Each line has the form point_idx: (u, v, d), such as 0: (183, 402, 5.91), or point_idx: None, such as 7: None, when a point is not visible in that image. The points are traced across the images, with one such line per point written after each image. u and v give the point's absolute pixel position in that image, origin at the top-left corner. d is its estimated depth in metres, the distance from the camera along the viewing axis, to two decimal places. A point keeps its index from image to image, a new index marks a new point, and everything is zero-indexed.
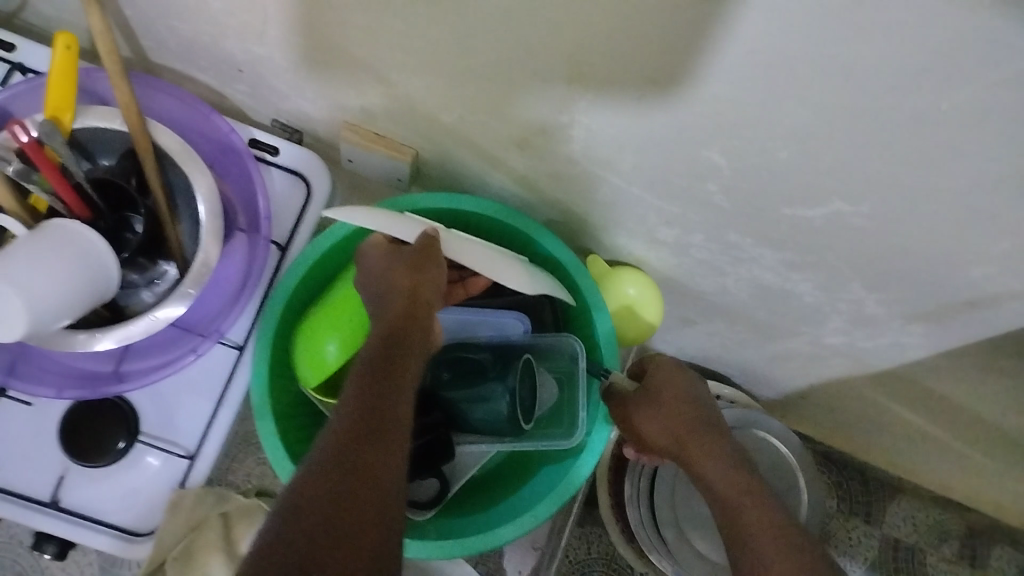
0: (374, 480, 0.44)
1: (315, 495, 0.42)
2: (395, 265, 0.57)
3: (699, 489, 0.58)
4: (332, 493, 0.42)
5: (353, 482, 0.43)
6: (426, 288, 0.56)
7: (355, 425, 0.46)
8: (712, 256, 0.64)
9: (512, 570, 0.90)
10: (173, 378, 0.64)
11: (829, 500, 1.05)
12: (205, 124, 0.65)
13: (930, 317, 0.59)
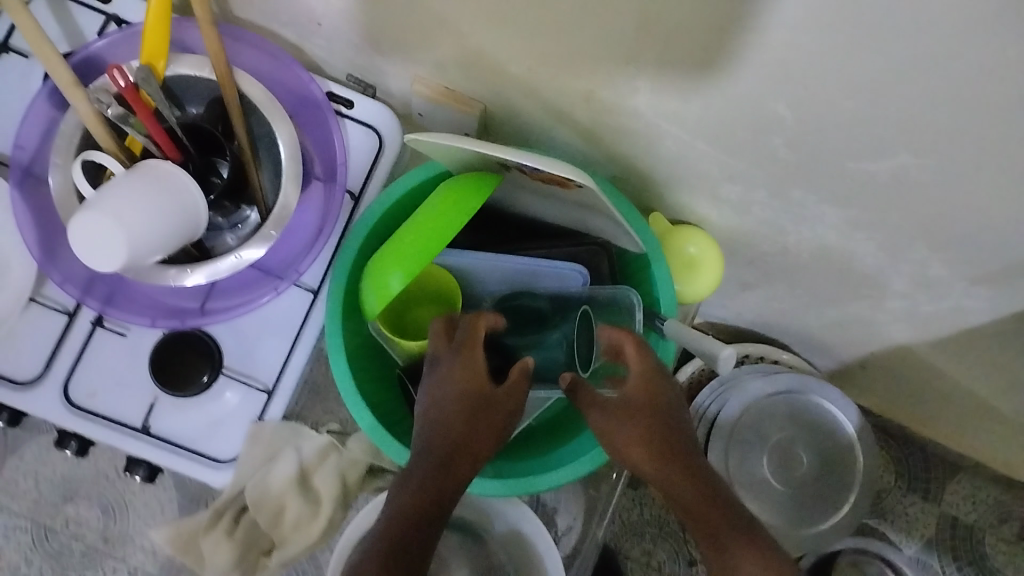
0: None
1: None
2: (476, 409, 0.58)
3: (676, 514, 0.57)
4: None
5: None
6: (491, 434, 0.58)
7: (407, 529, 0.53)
8: (773, 214, 0.65)
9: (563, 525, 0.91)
10: (254, 318, 0.68)
11: (886, 474, 1.06)
12: (287, 76, 0.68)
13: (995, 277, 0.59)
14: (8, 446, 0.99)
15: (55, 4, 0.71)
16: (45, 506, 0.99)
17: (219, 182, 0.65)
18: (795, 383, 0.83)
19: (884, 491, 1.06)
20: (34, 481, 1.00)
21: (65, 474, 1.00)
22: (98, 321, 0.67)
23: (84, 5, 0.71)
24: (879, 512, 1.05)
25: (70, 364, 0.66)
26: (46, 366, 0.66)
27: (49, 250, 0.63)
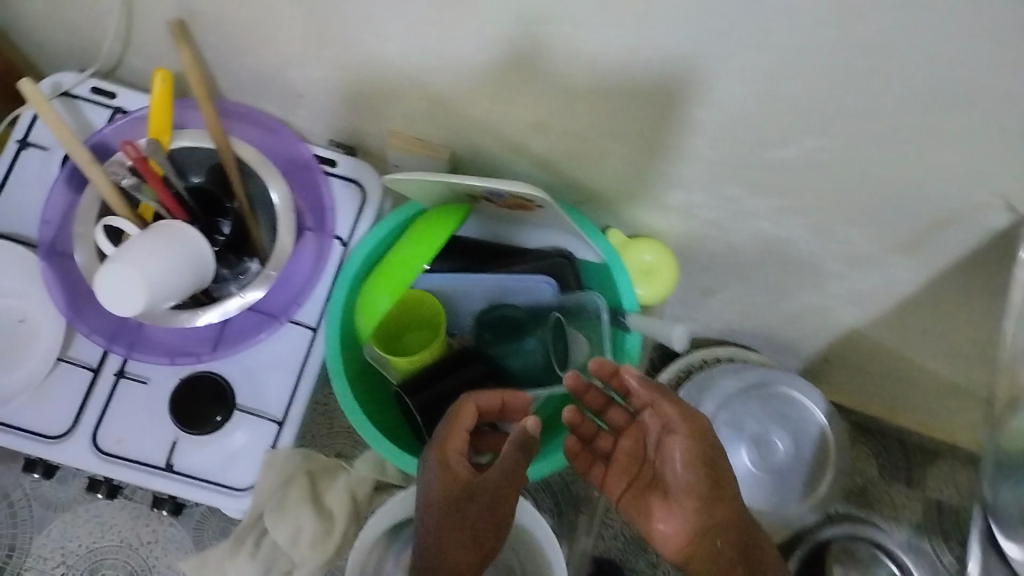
0: None
1: None
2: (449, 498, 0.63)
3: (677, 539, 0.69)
4: None
5: None
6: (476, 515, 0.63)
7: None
8: (713, 215, 0.73)
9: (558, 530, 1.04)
10: (261, 357, 0.75)
11: (869, 467, 1.12)
12: (278, 142, 0.77)
13: (908, 246, 0.66)
14: (34, 523, 1.04)
15: (67, 104, 0.81)
16: None
17: (222, 238, 0.73)
18: (761, 376, 0.91)
19: (869, 484, 1.11)
20: (60, 555, 1.03)
21: (90, 546, 1.04)
22: (121, 374, 0.74)
23: (93, 102, 0.81)
24: (866, 506, 1.10)
25: (97, 414, 0.73)
26: (74, 419, 0.72)
27: (71, 300, 0.72)
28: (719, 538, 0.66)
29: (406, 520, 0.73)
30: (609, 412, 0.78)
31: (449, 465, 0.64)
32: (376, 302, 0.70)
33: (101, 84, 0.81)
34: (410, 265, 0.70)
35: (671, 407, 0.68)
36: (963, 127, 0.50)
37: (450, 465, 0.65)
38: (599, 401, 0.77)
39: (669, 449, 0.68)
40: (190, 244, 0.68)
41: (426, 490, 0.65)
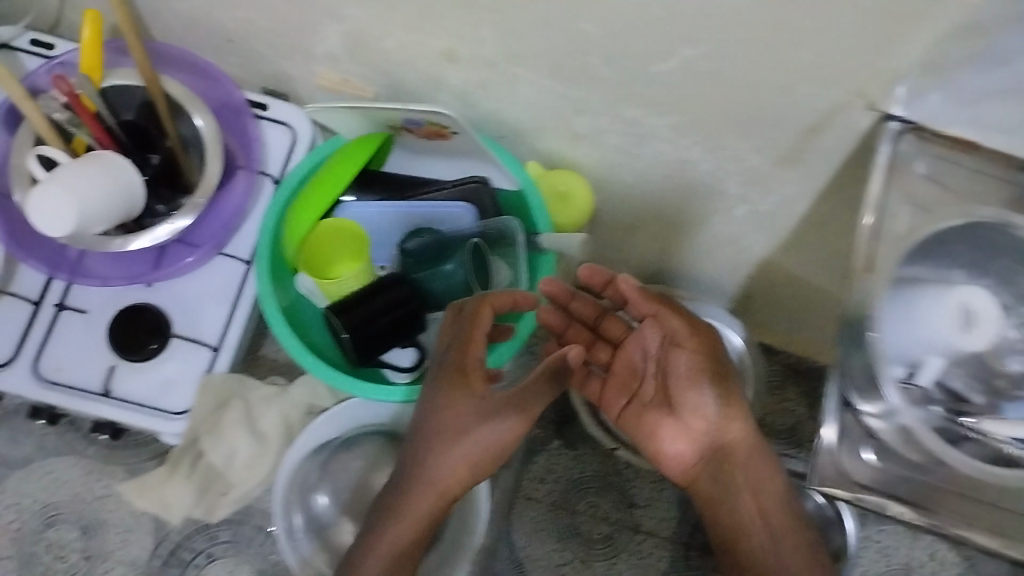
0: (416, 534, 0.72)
1: (388, 547, 0.71)
2: (456, 394, 0.71)
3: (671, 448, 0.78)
4: (404, 534, 0.71)
5: (403, 535, 0.71)
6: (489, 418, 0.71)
7: (426, 491, 0.72)
8: (621, 139, 0.77)
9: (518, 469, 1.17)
10: (197, 289, 0.77)
11: (801, 408, 1.14)
12: (212, 85, 0.79)
13: (795, 157, 0.70)
14: None
15: (8, 57, 0.84)
16: (25, 535, 1.07)
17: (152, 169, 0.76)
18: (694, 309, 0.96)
19: (801, 422, 1.13)
20: (17, 512, 1.07)
21: (46, 501, 1.08)
22: (61, 305, 0.77)
23: (33, 55, 0.84)
24: (795, 443, 1.13)
25: (39, 342, 0.76)
26: (16, 348, 0.76)
27: (20, 247, 0.74)
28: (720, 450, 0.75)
29: (350, 435, 0.79)
30: (603, 325, 0.84)
31: (466, 366, 0.71)
32: (301, 218, 0.75)
33: (40, 37, 0.85)
34: (333, 181, 0.74)
35: (673, 319, 0.74)
36: (808, 25, 0.54)
37: (471, 371, 0.71)
38: (592, 312, 0.84)
39: (674, 362, 0.74)
40: (123, 179, 0.70)
41: (444, 396, 0.71)
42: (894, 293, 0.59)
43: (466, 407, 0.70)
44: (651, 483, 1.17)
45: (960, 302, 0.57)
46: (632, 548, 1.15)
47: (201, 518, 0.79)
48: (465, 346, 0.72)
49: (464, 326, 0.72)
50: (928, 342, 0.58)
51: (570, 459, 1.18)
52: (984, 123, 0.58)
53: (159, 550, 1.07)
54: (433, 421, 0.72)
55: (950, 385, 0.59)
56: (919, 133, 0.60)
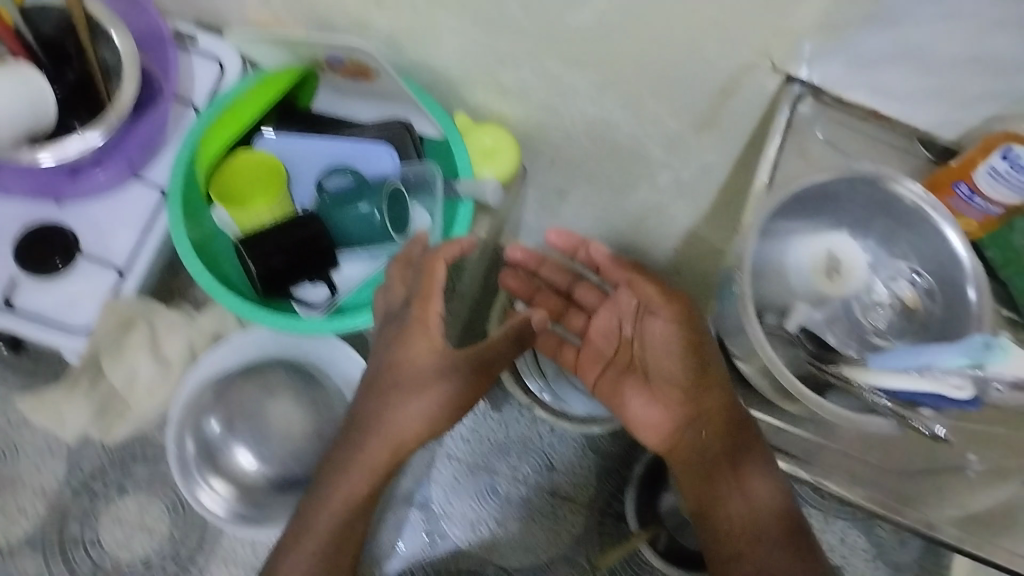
0: (369, 496, 0.69)
1: (341, 506, 0.68)
2: (416, 347, 0.67)
3: (629, 414, 0.73)
4: (358, 493, 0.68)
5: (357, 495, 0.68)
6: (456, 372, 0.68)
7: (382, 454, 0.68)
8: (545, 94, 0.76)
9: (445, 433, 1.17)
10: (109, 211, 0.77)
11: None
12: (139, 12, 0.75)
13: (710, 124, 0.70)
14: None
15: None
16: None
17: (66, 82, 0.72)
18: None
19: None
20: None
21: None
22: None
23: None
24: None
25: None
26: None
27: None
28: (706, 428, 0.66)
29: (254, 362, 0.83)
30: (575, 291, 0.86)
31: (430, 324, 0.67)
32: (215, 143, 0.73)
33: None
34: (251, 110, 0.72)
35: (649, 288, 0.73)
36: None
37: (429, 326, 0.67)
38: (564, 279, 0.87)
39: (649, 328, 0.72)
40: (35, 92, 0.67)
41: (401, 349, 0.68)
42: (767, 245, 0.55)
43: (428, 363, 0.67)
44: (572, 449, 1.17)
45: (826, 248, 0.55)
46: (547, 511, 1.16)
47: (97, 435, 0.83)
48: (422, 300, 0.67)
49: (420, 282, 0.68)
50: (795, 289, 0.55)
51: (495, 421, 1.18)
52: (879, 87, 0.59)
53: (71, 479, 1.07)
54: (394, 377, 0.68)
55: (818, 335, 0.54)
56: (819, 97, 0.62)
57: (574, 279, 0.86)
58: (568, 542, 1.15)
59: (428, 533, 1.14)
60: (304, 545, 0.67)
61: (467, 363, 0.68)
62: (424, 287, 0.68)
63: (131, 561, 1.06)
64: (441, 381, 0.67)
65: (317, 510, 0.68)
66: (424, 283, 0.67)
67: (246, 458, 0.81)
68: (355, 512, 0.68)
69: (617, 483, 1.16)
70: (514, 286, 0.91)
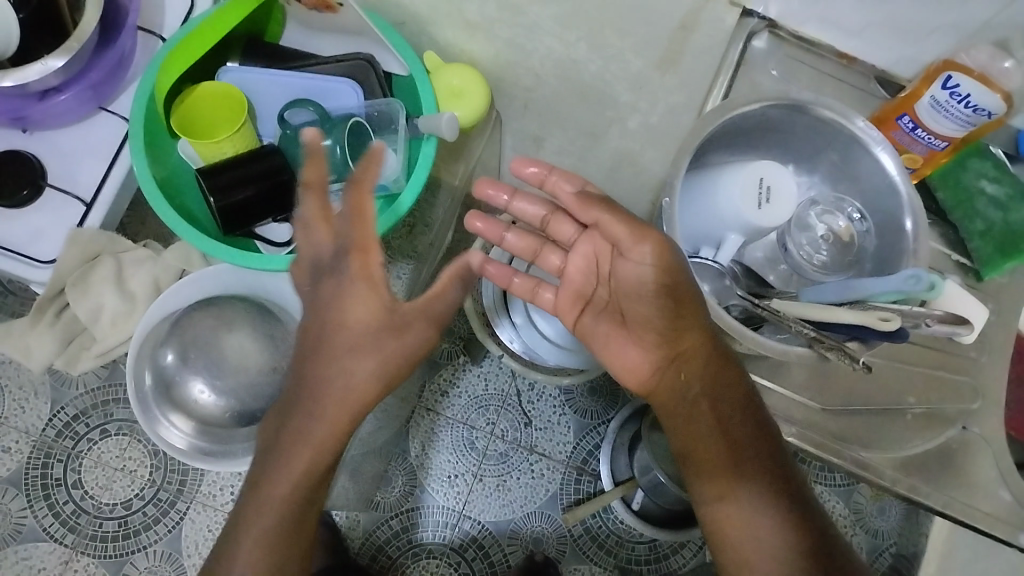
0: (320, 475, 0.55)
1: (284, 490, 0.54)
2: (354, 303, 0.53)
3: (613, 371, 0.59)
4: (306, 472, 0.55)
5: (308, 475, 0.55)
6: (410, 328, 0.55)
7: (335, 421, 0.54)
8: (511, 31, 0.73)
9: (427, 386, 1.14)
10: (77, 143, 0.81)
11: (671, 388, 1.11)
12: None
13: (671, 62, 0.67)
14: None
15: None
16: None
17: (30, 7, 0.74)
18: None
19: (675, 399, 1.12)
20: None
21: None
22: None
23: None
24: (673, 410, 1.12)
25: None
26: None
27: None
28: (687, 370, 0.55)
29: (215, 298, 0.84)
30: (550, 224, 0.65)
31: (373, 276, 0.54)
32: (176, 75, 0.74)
33: None
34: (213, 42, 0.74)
35: (618, 227, 0.53)
36: None
37: (377, 284, 0.54)
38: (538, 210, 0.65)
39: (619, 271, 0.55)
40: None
41: (346, 310, 0.54)
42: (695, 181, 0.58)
43: (384, 324, 0.54)
44: (551, 406, 1.16)
45: (759, 178, 0.55)
46: (525, 467, 1.13)
47: (62, 368, 0.87)
48: (360, 253, 0.53)
49: (350, 227, 0.53)
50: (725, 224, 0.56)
51: (474, 376, 1.16)
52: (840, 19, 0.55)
53: (55, 420, 1.03)
54: (339, 341, 0.54)
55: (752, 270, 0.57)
56: (774, 32, 0.59)
57: (552, 209, 0.64)
58: (545, 499, 1.12)
59: (406, 486, 1.11)
60: (239, 559, 0.54)
61: (416, 320, 0.55)
62: (357, 232, 0.53)
63: (113, 503, 1.02)
64: (390, 343, 0.54)
65: (254, 516, 0.55)
66: (356, 228, 0.53)
67: (201, 392, 0.82)
68: (309, 493, 0.55)
69: (594, 441, 1.15)
70: (480, 229, 0.66)
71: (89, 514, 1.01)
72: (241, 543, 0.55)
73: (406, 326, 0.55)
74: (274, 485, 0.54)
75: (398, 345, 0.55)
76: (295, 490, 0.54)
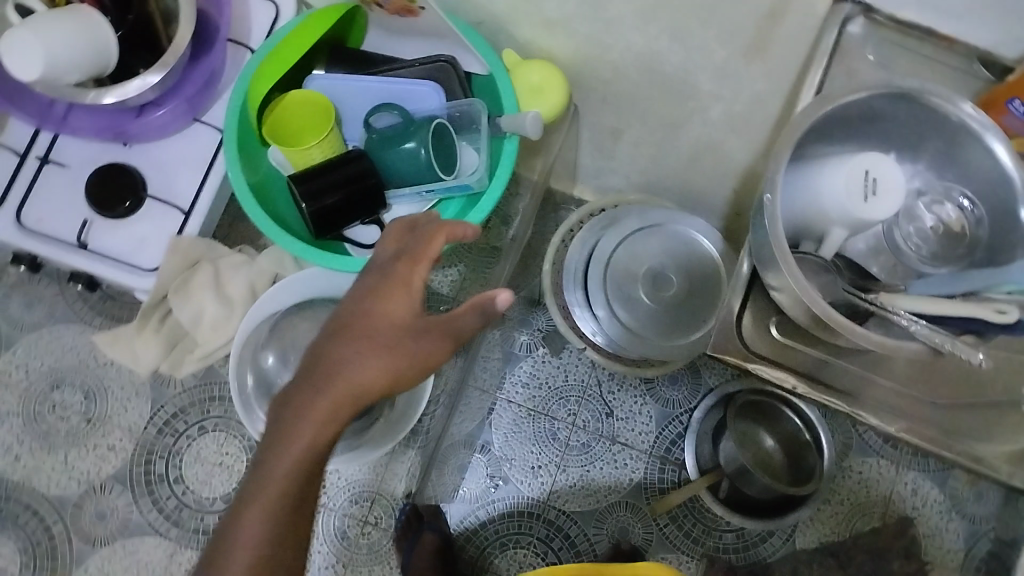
0: (314, 462, 0.54)
1: (282, 468, 0.54)
2: (385, 292, 0.58)
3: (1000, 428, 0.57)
4: (304, 454, 0.54)
5: (309, 458, 0.54)
6: (432, 341, 0.56)
7: (340, 400, 0.55)
8: (590, 26, 0.72)
9: (509, 380, 1.15)
10: (174, 153, 0.85)
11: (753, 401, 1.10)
12: None
13: (758, 50, 0.65)
14: None
15: None
16: (33, 394, 1.06)
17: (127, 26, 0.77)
18: (667, 232, 0.98)
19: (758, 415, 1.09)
20: None
21: None
22: (45, 157, 0.84)
23: None
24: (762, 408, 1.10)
25: (19, 196, 0.83)
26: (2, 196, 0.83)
27: (7, 101, 0.77)
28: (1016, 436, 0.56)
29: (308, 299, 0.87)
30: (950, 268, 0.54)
31: (411, 279, 0.58)
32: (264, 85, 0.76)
33: None
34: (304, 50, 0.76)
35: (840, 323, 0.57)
36: None
37: (411, 288, 0.58)
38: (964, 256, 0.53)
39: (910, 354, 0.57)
40: (98, 35, 0.71)
41: (377, 302, 0.57)
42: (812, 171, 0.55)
43: (413, 322, 0.57)
44: (632, 396, 1.14)
45: (865, 170, 0.53)
46: (607, 458, 1.12)
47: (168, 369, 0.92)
48: (411, 262, 0.59)
49: (416, 243, 0.60)
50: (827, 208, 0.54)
51: (553, 367, 1.15)
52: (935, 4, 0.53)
53: (157, 417, 1.07)
54: (359, 328, 0.56)
55: (857, 263, 0.56)
56: (872, 16, 0.57)
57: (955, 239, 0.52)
58: (629, 488, 1.11)
59: (490, 478, 1.12)
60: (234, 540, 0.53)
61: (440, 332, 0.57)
62: (416, 248, 0.60)
63: (213, 496, 1.05)
64: (408, 338, 0.56)
65: (257, 492, 0.54)
66: (420, 243, 0.60)
67: None
68: (308, 483, 0.55)
69: (677, 430, 1.13)
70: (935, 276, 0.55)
71: (192, 509, 1.05)
72: (241, 519, 0.54)
73: (432, 334, 0.57)
74: (271, 459, 0.54)
75: (417, 341, 0.56)
76: (291, 468, 0.54)
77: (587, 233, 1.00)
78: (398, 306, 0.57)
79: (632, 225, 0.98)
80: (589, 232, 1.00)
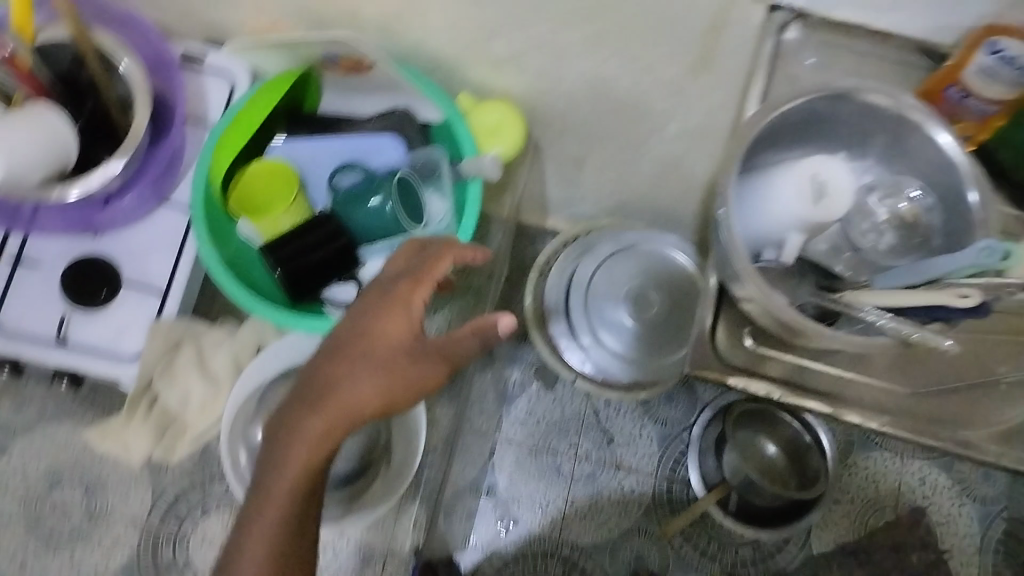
0: (310, 479, 0.55)
1: (281, 485, 0.55)
2: (381, 313, 0.56)
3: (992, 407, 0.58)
4: (301, 474, 0.54)
5: (305, 478, 0.55)
6: (428, 361, 0.56)
7: (332, 422, 0.54)
8: (541, 62, 0.73)
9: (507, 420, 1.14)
10: (146, 237, 0.86)
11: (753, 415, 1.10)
12: (143, 41, 0.79)
13: (703, 66, 0.67)
14: None
15: None
16: (31, 496, 1.05)
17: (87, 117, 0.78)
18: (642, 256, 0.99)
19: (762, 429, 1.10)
20: None
21: None
22: (19, 257, 0.85)
23: None
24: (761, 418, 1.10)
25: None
26: None
27: None
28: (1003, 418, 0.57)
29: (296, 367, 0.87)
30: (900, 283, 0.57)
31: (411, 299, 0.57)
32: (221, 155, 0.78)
33: None
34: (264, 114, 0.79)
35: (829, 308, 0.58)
36: None
37: (409, 308, 0.57)
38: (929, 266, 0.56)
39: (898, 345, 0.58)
40: (56, 131, 0.72)
41: (376, 322, 0.56)
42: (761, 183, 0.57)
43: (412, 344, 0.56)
44: (630, 420, 1.14)
45: (814, 175, 0.55)
46: (613, 484, 1.12)
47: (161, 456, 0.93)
48: (413, 283, 0.58)
49: (419, 265, 0.59)
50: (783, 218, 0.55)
51: (549, 402, 1.15)
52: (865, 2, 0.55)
53: (158, 504, 1.06)
54: (354, 350, 0.55)
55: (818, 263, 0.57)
56: (807, 21, 0.59)
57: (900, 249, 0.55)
58: (642, 509, 1.11)
59: (500, 521, 1.11)
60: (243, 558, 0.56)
61: (437, 355, 0.57)
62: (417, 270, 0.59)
63: None
64: (404, 359, 0.55)
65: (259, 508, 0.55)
66: (422, 268, 0.59)
67: None
68: (306, 498, 0.55)
69: (680, 448, 1.13)
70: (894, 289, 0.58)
71: None
72: (247, 533, 0.56)
73: (430, 356, 0.57)
74: (269, 477, 0.55)
75: (413, 365, 0.56)
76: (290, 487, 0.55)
77: (565, 265, 1.01)
78: (394, 328, 0.56)
79: (608, 253, 0.99)
80: (567, 263, 1.01)
